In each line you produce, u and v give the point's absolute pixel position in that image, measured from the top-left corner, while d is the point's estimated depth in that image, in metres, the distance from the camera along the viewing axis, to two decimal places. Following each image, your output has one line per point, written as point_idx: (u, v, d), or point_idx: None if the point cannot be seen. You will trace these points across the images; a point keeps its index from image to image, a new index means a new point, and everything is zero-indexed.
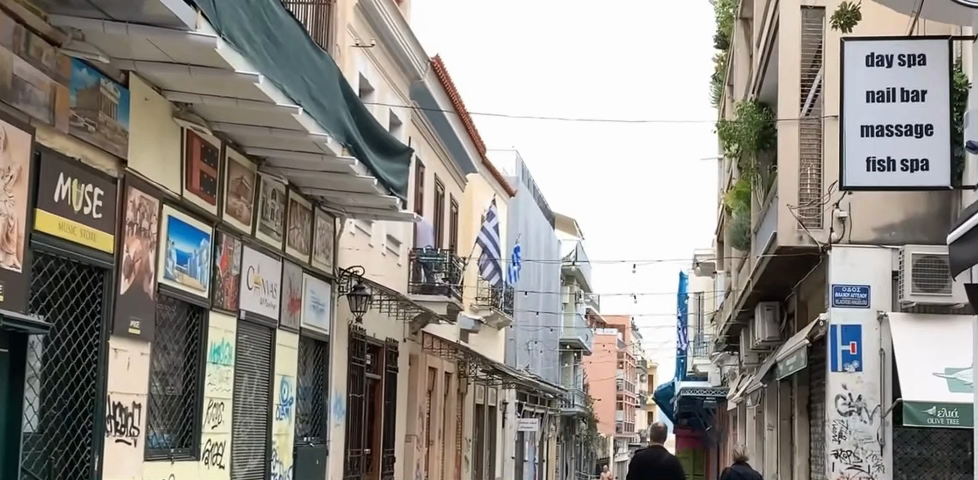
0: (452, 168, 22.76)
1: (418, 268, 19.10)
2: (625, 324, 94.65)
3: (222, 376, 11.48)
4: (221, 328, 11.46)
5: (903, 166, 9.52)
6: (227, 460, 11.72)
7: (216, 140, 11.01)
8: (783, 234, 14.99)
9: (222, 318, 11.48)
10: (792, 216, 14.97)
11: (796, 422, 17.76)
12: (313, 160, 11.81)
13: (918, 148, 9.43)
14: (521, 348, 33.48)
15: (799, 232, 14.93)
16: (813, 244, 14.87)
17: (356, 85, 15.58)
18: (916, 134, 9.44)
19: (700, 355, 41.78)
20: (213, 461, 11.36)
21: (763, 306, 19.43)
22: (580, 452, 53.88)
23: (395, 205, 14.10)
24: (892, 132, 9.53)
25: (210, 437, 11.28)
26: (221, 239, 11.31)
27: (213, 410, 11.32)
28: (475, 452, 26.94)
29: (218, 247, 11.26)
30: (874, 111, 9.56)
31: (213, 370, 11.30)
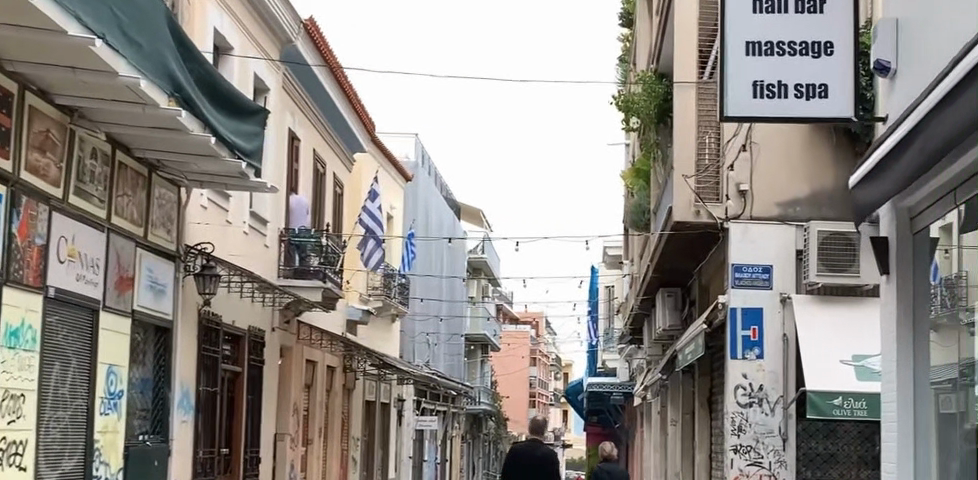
0: (334, 142, 21.52)
1: (289, 251, 17.72)
2: (539, 319, 93.60)
3: (22, 364, 9.82)
4: (21, 308, 9.80)
5: (799, 92, 7.70)
6: (33, 462, 10.04)
7: (12, 83, 9.39)
8: (680, 210, 13.60)
9: (22, 295, 9.83)
10: (689, 188, 13.62)
11: (697, 416, 16.44)
12: (134, 110, 10.31)
13: (815, 72, 7.69)
14: (419, 341, 32.12)
15: (696, 206, 13.57)
16: (711, 219, 13.50)
17: (210, 43, 14.02)
18: (812, 55, 7.72)
19: (610, 350, 40.49)
20: (13, 463, 9.67)
21: (665, 292, 18.01)
22: (488, 450, 52.47)
23: (246, 175, 12.53)
24: (784, 50, 7.76)
25: (5, 435, 9.50)
26: (22, 201, 9.66)
27: (12, 402, 9.64)
28: (364, 451, 25.42)
29: (18, 210, 9.61)
30: (762, 20, 7.83)
31: (9, 354, 9.61)
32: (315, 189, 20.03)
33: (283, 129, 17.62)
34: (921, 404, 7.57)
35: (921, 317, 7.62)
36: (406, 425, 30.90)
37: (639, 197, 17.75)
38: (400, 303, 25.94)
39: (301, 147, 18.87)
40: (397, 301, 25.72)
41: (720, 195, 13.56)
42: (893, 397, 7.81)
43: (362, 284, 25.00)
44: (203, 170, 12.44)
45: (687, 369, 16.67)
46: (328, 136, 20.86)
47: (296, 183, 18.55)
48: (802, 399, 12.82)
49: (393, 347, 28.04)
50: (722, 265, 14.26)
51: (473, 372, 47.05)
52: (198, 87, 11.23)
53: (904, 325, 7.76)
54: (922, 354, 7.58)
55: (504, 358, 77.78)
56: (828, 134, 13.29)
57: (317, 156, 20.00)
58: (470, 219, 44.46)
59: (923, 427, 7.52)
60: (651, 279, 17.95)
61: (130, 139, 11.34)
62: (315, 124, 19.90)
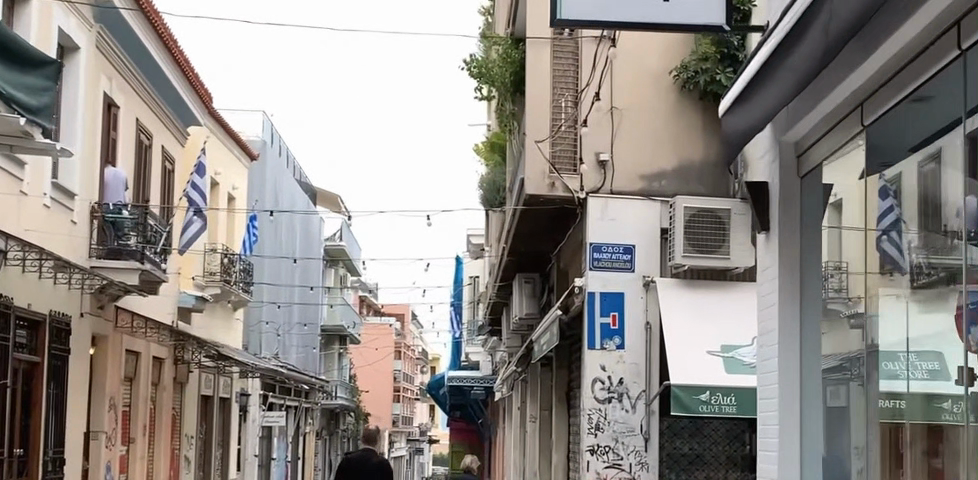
0: (162, 112, 19.83)
1: (104, 231, 16.12)
2: (404, 313, 92.07)
3: None
4: None
5: None
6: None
7: None
8: (531, 182, 12.03)
9: None
10: (543, 157, 12.04)
11: (554, 413, 15.06)
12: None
13: None
14: (267, 332, 30.48)
15: (551, 177, 12.03)
16: (568, 193, 12.01)
17: None
18: None
19: (472, 344, 39.09)
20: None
21: (523, 278, 16.53)
22: (346, 445, 50.73)
23: (32, 135, 10.27)
24: None
25: None
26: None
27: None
28: (198, 449, 23.63)
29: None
30: None
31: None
32: (139, 160, 18.55)
33: (97, 96, 15.99)
34: (809, 386, 6.59)
35: (811, 284, 6.64)
36: (251, 421, 29.17)
37: (493, 171, 16.16)
38: (242, 290, 25.10)
39: (122, 115, 17.35)
40: (237, 288, 24.70)
41: (578, 163, 12.03)
42: (775, 378, 6.81)
43: (198, 268, 23.29)
44: None
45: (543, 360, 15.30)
46: (152, 102, 19.12)
47: (116, 156, 17.11)
48: (666, 395, 11.46)
49: (233, 338, 26.27)
50: (581, 246, 12.87)
51: (329, 366, 45.25)
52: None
53: (791, 294, 6.75)
54: (811, 327, 6.61)
55: (366, 349, 76.13)
56: (696, 102, 12.09)
57: (142, 126, 18.56)
58: (327, 206, 42.67)
59: (813, 413, 6.55)
60: (505, 263, 16.50)
61: None
62: (137, 89, 18.18)
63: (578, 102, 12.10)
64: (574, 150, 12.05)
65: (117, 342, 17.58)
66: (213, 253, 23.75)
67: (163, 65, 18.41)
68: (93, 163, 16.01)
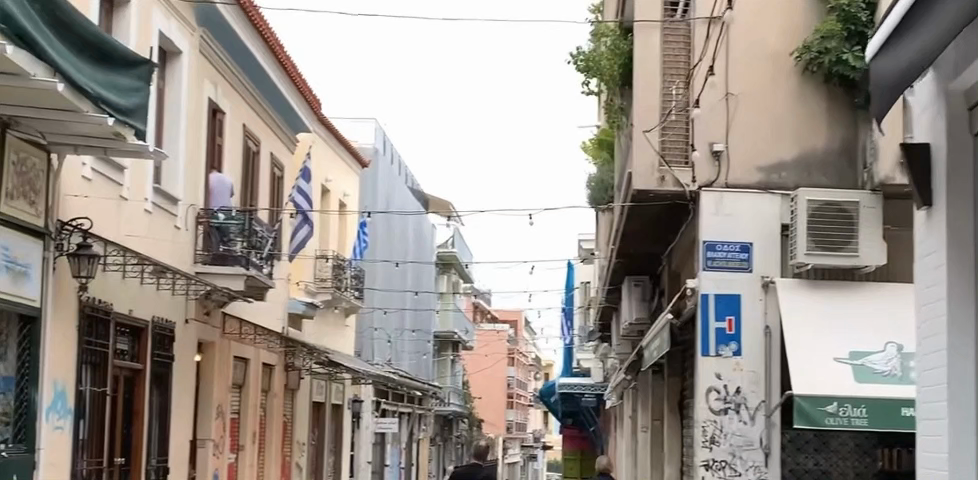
0: (271, 117, 19.59)
1: (209, 235, 15.85)
2: (517, 319, 91.70)
3: None
4: None
5: None
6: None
7: None
8: (640, 175, 11.60)
9: None
10: (653, 148, 11.61)
11: (667, 422, 14.39)
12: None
13: None
14: (379, 338, 30.21)
15: (660, 171, 11.58)
16: (678, 187, 11.52)
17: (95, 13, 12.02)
18: None
19: (583, 350, 38.38)
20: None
21: (633, 280, 15.85)
22: (460, 451, 50.35)
23: (125, 137, 9.94)
24: None
25: None
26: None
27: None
28: (310, 456, 23.40)
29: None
30: None
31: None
32: (246, 166, 18.31)
33: (201, 102, 15.75)
34: None
35: None
36: (363, 427, 28.89)
37: (600, 169, 15.55)
38: (353, 297, 24.79)
39: (227, 120, 17.11)
40: (348, 295, 24.40)
41: (689, 157, 11.54)
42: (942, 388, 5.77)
43: (310, 275, 23.07)
44: (66, 128, 9.85)
45: (657, 366, 14.65)
46: (260, 108, 18.85)
47: (221, 162, 16.85)
48: (787, 406, 10.78)
49: (344, 344, 26.00)
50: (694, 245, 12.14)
51: (442, 372, 44.90)
52: (40, 18, 8.37)
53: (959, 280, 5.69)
54: None
55: (478, 355, 75.93)
56: (820, 87, 11.39)
57: (248, 132, 18.32)
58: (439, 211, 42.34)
59: None
60: (615, 266, 15.85)
61: None
62: (244, 94, 17.94)
63: (689, 84, 11.67)
64: (686, 142, 11.61)
65: (225, 349, 17.36)
66: (323, 260, 23.51)
67: (270, 70, 18.16)
68: (197, 167, 15.79)
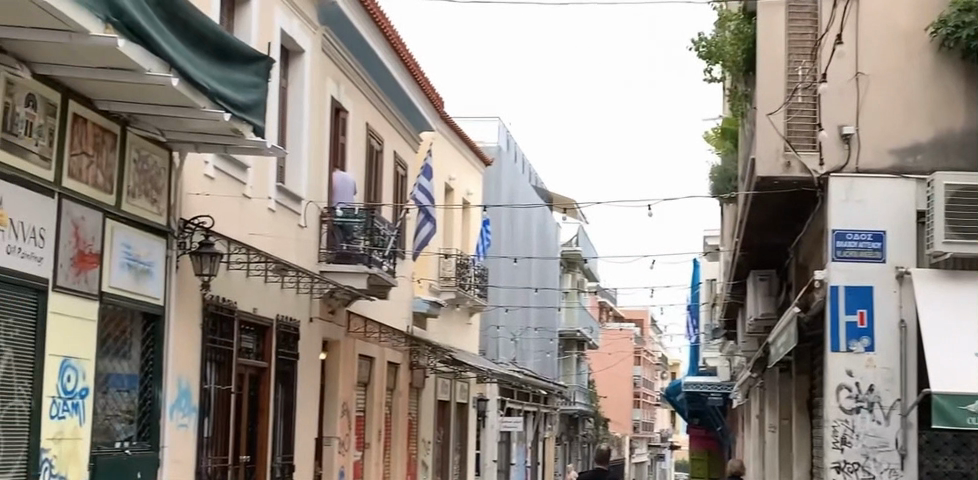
0: (394, 115, 19.58)
1: (333, 234, 15.79)
2: (643, 318, 90.92)
3: None
4: None
5: None
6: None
7: None
8: (765, 160, 11.13)
9: None
10: (779, 132, 11.16)
11: (796, 421, 13.96)
12: (57, 50, 7.91)
13: None
14: (504, 337, 30.10)
15: (786, 156, 11.12)
16: (805, 172, 11.07)
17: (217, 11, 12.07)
18: None
19: (710, 349, 37.80)
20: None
21: (758, 276, 15.44)
22: (586, 451, 50.01)
23: (243, 134, 10.06)
24: None
25: None
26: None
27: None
28: (436, 455, 23.36)
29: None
30: None
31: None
32: (369, 164, 18.30)
33: (324, 100, 15.76)
34: None
35: None
36: (488, 427, 28.81)
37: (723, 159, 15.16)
38: (477, 295, 24.68)
39: (350, 120, 17.08)
40: (472, 293, 24.30)
41: (817, 141, 11.10)
42: None
43: (434, 273, 23.04)
44: (181, 125, 10.01)
45: (785, 363, 14.22)
46: (383, 106, 18.85)
47: (345, 161, 16.83)
48: (924, 406, 10.34)
49: (468, 343, 25.91)
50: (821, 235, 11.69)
51: (567, 372, 44.61)
52: (157, 12, 8.51)
53: None
54: None
55: (603, 354, 75.43)
56: (957, 67, 10.94)
57: (371, 131, 18.29)
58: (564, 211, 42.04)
59: None
60: (741, 259, 15.43)
61: (84, 86, 9.05)
62: (366, 93, 17.91)
63: (815, 57, 11.22)
64: (812, 124, 11.17)
65: (349, 347, 17.38)
66: (447, 258, 23.46)
67: (392, 68, 18.12)
68: (321, 166, 15.79)
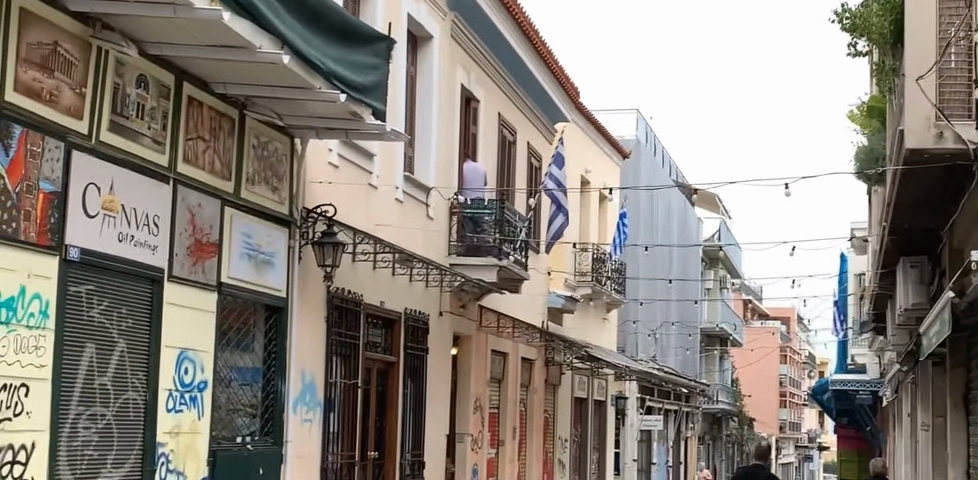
0: (528, 106, 19.10)
1: (462, 225, 15.43)
2: (790, 316, 88.95)
3: (18, 344, 7.25)
4: (21, 271, 7.30)
5: None
6: (41, 474, 7.51)
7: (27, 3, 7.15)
8: (914, 131, 9.63)
9: (26, 257, 7.36)
10: (928, 98, 9.60)
11: (951, 420, 13.10)
12: (164, 24, 7.84)
13: None
14: (643, 333, 29.45)
15: (938, 125, 9.59)
16: (962, 144, 9.52)
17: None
18: None
19: (859, 346, 36.47)
20: (8, 477, 7.14)
21: (908, 262, 14.49)
22: (731, 451, 48.92)
23: (361, 116, 9.95)
24: None
25: None
26: (15, 130, 7.16)
27: (3, 394, 7.08)
28: (573, 453, 22.84)
29: (8, 140, 7.10)
30: None
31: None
32: (502, 156, 17.84)
33: (453, 88, 15.35)
34: None
35: None
36: (626, 425, 28.19)
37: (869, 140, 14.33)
38: (614, 290, 24.10)
39: (481, 109, 16.66)
40: (608, 288, 23.73)
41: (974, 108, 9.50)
42: None
43: (570, 267, 22.53)
44: (303, 110, 9.81)
45: (938, 357, 13.36)
46: (517, 97, 18.38)
47: (477, 151, 16.42)
48: None
49: (606, 340, 25.35)
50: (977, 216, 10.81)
51: (710, 370, 43.64)
52: None
53: None
54: None
55: (748, 352, 73.95)
56: None
57: (504, 121, 17.83)
58: (706, 206, 41.07)
59: None
60: (890, 246, 14.58)
61: (198, 67, 8.89)
62: (498, 82, 17.46)
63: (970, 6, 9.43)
64: (967, 88, 9.58)
65: (481, 342, 16.98)
66: (583, 252, 22.92)
67: (523, 55, 17.64)
68: (451, 155, 15.38)
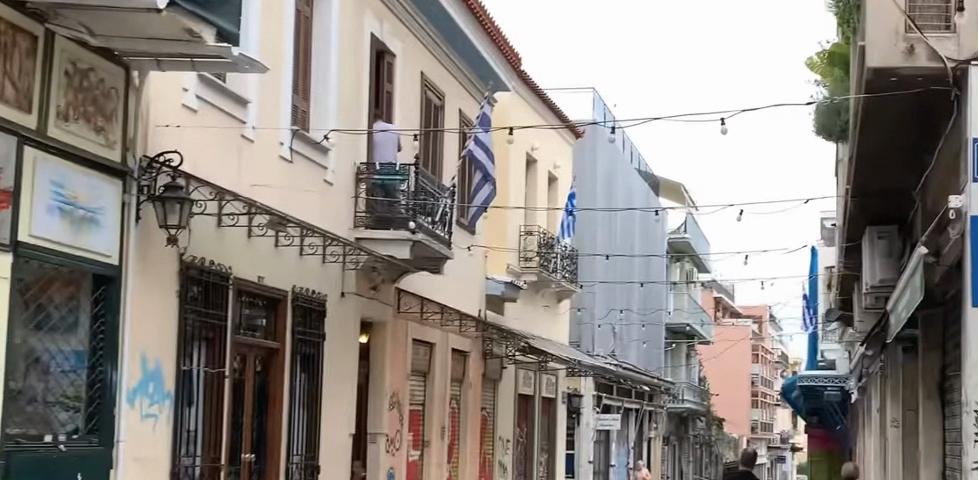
0: (467, 74, 16.92)
1: (372, 194, 13.32)
2: (761, 314, 87.14)
3: None
4: None
5: None
6: None
7: None
8: (878, 46, 7.88)
9: None
10: (898, 7, 7.93)
11: (920, 409, 11.18)
12: None
13: None
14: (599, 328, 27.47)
15: (906, 41, 7.85)
16: (938, 64, 7.77)
17: None
18: None
19: (831, 342, 34.61)
20: None
21: (876, 233, 12.70)
22: (698, 453, 47.00)
23: (200, 37, 8.28)
24: None
25: None
26: None
27: None
28: (516, 455, 20.88)
29: None
30: None
31: None
32: (428, 123, 15.53)
33: (363, 38, 13.30)
34: None
35: None
36: (580, 425, 26.26)
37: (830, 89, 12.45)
38: (564, 279, 22.13)
39: (404, 68, 14.54)
40: (558, 276, 21.78)
41: (951, 21, 7.87)
42: None
43: (514, 251, 20.58)
44: (124, 25, 8.06)
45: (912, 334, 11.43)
46: (452, 64, 16.24)
47: (392, 114, 14.15)
48: None
49: (556, 332, 23.40)
50: (950, 171, 8.94)
51: (676, 367, 41.70)
52: None
53: None
54: None
55: (718, 352, 72.09)
56: None
57: (430, 83, 15.40)
58: (672, 197, 39.13)
59: None
60: (854, 216, 12.76)
61: None
62: (429, 43, 15.32)
63: None
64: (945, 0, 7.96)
65: (402, 330, 14.98)
66: (528, 236, 20.87)
67: (461, 19, 15.55)
68: (357, 113, 13.17)
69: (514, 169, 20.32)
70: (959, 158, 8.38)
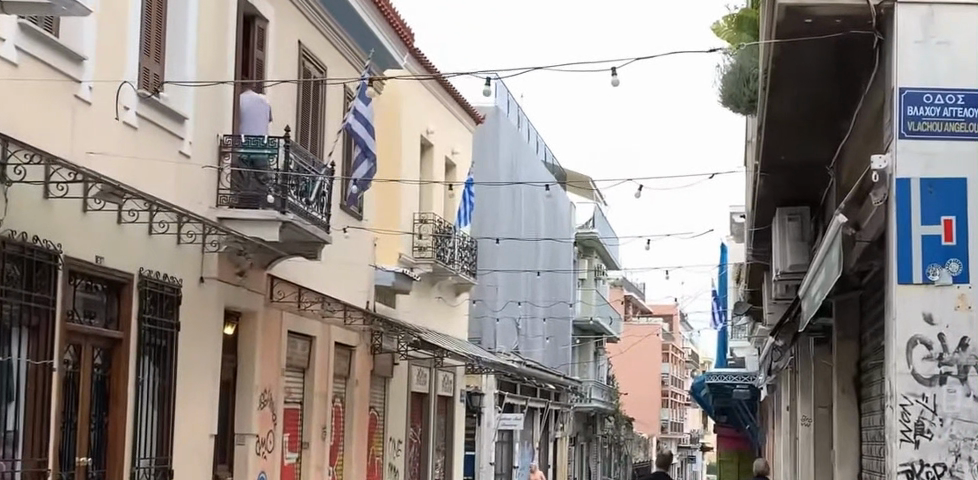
0: (350, 45, 15.69)
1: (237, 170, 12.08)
2: (671, 314, 86.73)
3: None
4: None
5: None
6: None
7: None
8: None
9: None
10: None
11: (834, 405, 10.17)
12: None
13: None
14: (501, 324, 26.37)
15: None
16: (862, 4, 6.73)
17: None
18: None
19: (739, 339, 33.85)
20: None
21: (786, 215, 11.73)
22: (606, 453, 46.12)
23: None
24: None
25: None
26: None
27: None
28: (408, 456, 19.68)
29: None
30: None
31: None
32: (307, 97, 14.29)
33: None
34: None
35: None
36: (481, 425, 25.12)
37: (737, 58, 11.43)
38: (461, 270, 21.00)
39: (278, 34, 13.29)
40: (455, 268, 20.64)
41: None
42: None
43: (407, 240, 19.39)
44: None
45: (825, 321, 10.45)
46: (332, 33, 15.00)
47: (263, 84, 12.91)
48: None
49: (454, 326, 22.24)
50: (869, 134, 7.93)
51: (583, 364, 40.79)
52: None
53: None
54: None
55: (628, 351, 71.38)
56: None
57: (307, 53, 14.16)
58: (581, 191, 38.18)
59: None
60: (761, 195, 11.76)
61: None
62: (306, 8, 14.07)
63: None
64: None
65: (275, 321, 13.72)
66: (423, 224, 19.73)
67: None
68: (220, 80, 11.92)
69: (407, 152, 19.13)
70: (881, 118, 7.39)
